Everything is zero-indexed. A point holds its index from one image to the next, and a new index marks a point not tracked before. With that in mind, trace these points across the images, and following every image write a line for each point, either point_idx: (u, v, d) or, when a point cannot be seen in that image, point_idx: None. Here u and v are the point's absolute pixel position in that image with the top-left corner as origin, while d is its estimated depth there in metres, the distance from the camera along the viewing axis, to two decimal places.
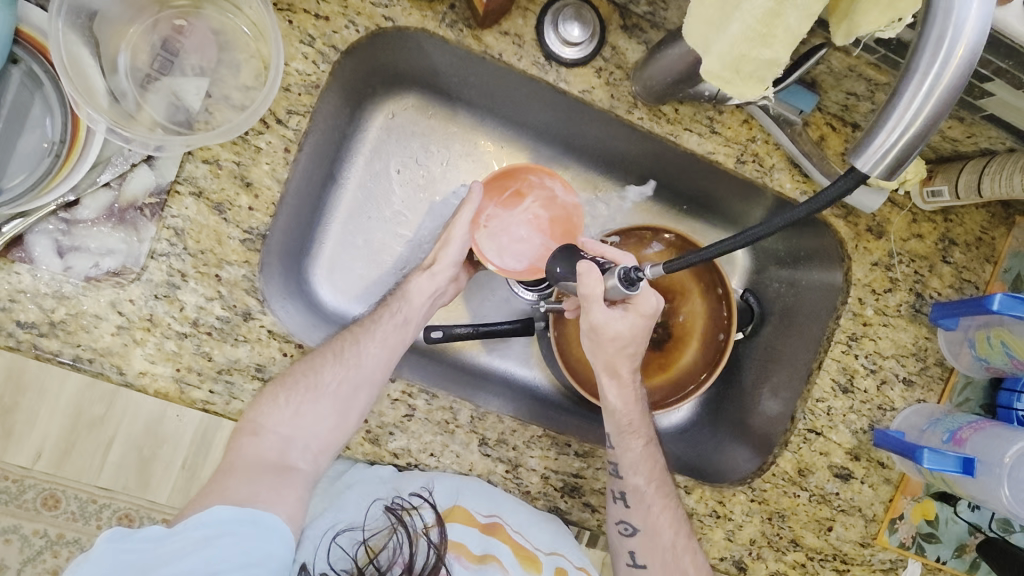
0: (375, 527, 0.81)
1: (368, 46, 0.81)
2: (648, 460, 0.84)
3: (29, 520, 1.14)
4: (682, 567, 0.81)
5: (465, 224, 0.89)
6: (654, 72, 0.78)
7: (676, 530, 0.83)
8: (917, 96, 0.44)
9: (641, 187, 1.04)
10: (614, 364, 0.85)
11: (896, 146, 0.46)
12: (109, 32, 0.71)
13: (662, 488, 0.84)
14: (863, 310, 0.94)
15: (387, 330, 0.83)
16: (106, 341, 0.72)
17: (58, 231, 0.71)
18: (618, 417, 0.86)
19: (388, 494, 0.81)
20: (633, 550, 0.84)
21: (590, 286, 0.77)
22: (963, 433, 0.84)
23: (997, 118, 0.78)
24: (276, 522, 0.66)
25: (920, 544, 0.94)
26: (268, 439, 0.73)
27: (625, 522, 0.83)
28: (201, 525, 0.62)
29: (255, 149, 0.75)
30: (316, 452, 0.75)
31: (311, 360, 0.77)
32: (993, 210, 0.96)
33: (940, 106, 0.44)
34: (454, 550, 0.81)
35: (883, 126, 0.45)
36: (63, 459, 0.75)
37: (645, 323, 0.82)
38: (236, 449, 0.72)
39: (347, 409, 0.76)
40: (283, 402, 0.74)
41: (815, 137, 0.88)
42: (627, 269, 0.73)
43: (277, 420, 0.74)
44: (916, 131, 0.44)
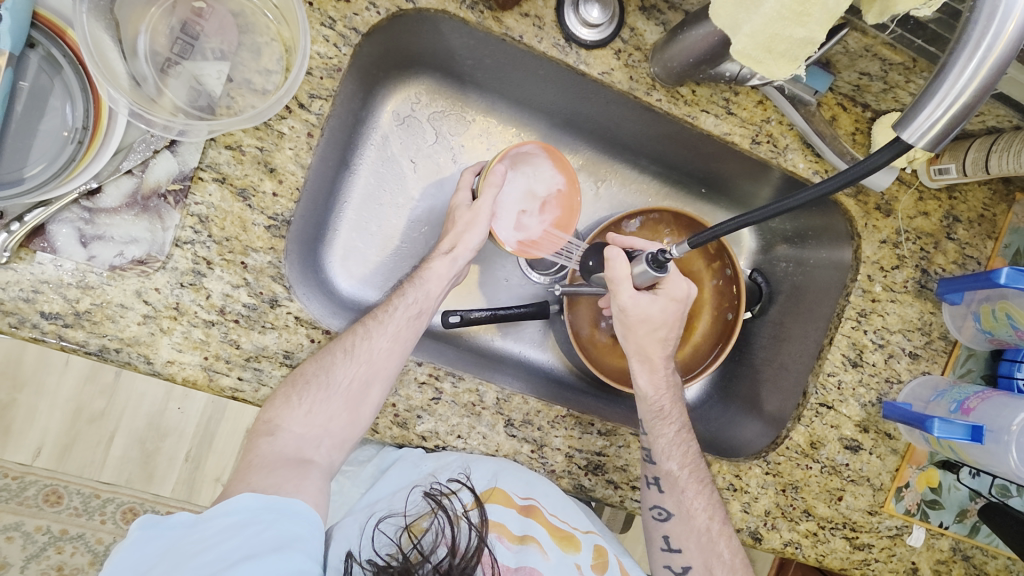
0: (415, 513, 0.79)
1: (387, 28, 0.80)
2: (680, 445, 0.86)
3: (34, 516, 1.43)
4: (717, 549, 0.83)
5: (489, 209, 0.86)
6: (674, 53, 0.78)
7: (710, 514, 0.84)
8: (966, 69, 0.46)
9: (652, 169, 1.06)
10: (646, 350, 0.88)
11: (943, 119, 0.47)
12: (128, 14, 0.70)
13: (696, 473, 0.85)
14: (872, 287, 0.97)
15: (400, 321, 0.79)
16: (132, 330, 0.71)
17: (82, 219, 0.70)
18: (649, 402, 0.88)
19: (426, 480, 0.80)
20: (667, 535, 0.85)
21: (618, 269, 0.82)
22: (970, 403, 0.87)
23: (1006, 96, 0.81)
24: (303, 507, 0.63)
25: (924, 510, 0.98)
26: (282, 438, 0.71)
27: (659, 507, 0.85)
28: (228, 513, 0.60)
29: (278, 134, 0.75)
30: (330, 448, 0.73)
31: (321, 358, 0.74)
32: (993, 187, 0.99)
33: (989, 80, 0.46)
34: (496, 530, 0.80)
35: (932, 99, 0.47)
36: (62, 455, 1.38)
37: (676, 307, 0.86)
38: (254, 450, 0.70)
39: (357, 404, 0.74)
40: (295, 403, 0.72)
41: (827, 117, 0.89)
42: (655, 253, 0.77)
43: (291, 419, 0.72)
44: (964, 103, 0.46)
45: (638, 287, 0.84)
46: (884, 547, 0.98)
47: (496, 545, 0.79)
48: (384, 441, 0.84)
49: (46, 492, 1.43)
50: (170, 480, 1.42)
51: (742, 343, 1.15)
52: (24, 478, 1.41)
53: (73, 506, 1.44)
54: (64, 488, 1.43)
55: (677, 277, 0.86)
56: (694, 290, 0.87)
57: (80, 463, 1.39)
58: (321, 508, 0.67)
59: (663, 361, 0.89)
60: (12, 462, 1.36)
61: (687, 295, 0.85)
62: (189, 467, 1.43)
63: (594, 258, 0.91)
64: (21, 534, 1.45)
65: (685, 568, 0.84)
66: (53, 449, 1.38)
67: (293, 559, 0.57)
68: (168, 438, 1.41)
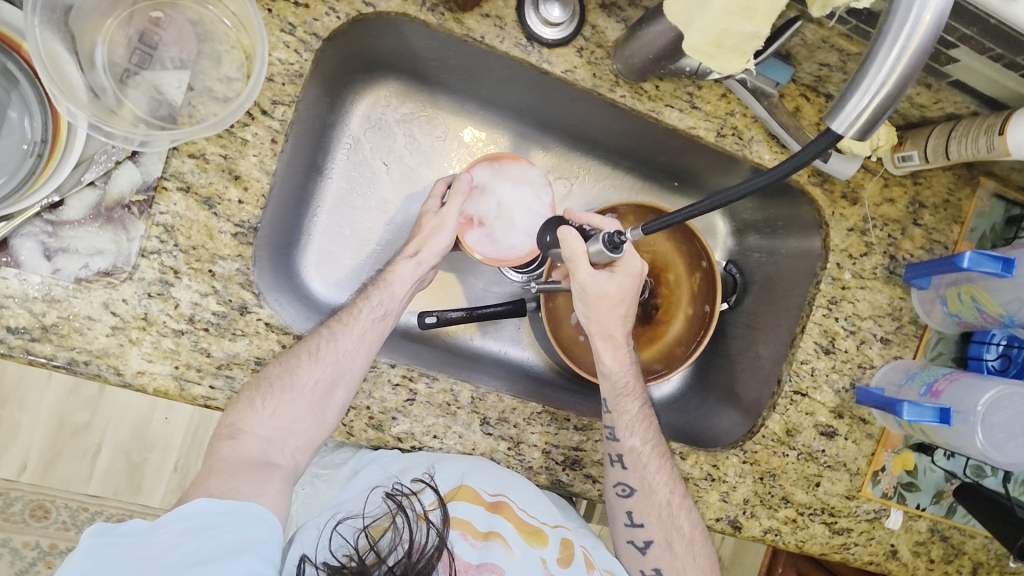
0: (374, 514, 0.80)
1: (348, 32, 0.81)
2: (643, 422, 0.88)
3: (18, 532, 1.40)
4: (678, 523, 0.85)
5: (456, 214, 0.87)
6: (635, 49, 0.79)
7: (670, 488, 0.86)
8: (890, 57, 0.47)
9: (623, 165, 1.06)
10: (609, 329, 0.89)
11: (869, 109, 0.49)
12: (84, 25, 0.70)
13: (658, 448, 0.87)
14: (841, 275, 0.98)
15: (364, 322, 0.80)
16: (101, 342, 0.71)
17: (44, 232, 0.69)
18: (612, 379, 0.89)
19: (389, 481, 0.81)
20: (631, 511, 0.86)
21: (574, 246, 0.80)
22: (939, 385, 0.88)
23: (962, 83, 0.82)
24: (263, 509, 0.63)
25: (902, 493, 1.00)
26: (246, 441, 0.71)
27: (623, 483, 0.86)
28: (181, 518, 0.59)
29: (242, 141, 0.75)
30: (295, 449, 0.74)
31: (285, 360, 0.74)
32: (957, 171, 1.01)
33: (910, 70, 0.47)
34: (460, 527, 0.80)
35: (857, 89, 0.48)
36: (48, 469, 1.39)
37: (632, 282, 0.87)
38: (215, 453, 0.70)
39: (322, 406, 0.75)
40: (259, 406, 0.72)
41: (790, 108, 0.91)
42: (611, 234, 0.77)
43: (255, 422, 0.72)
44: (888, 91, 0.48)
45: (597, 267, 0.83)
46: (863, 531, 1.00)
47: (459, 542, 0.78)
48: (359, 443, 0.84)
49: (33, 507, 1.40)
50: (158, 491, 1.43)
51: (719, 335, 1.16)
52: (9, 494, 1.39)
53: (60, 521, 1.41)
54: (50, 502, 1.41)
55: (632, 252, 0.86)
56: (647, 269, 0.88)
57: (65, 476, 1.40)
58: (282, 510, 0.67)
59: (624, 339, 0.90)
60: None
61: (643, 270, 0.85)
62: (177, 477, 1.43)
63: (552, 233, 0.82)
64: (8, 550, 1.41)
65: (647, 542, 0.87)
66: (38, 463, 1.39)
67: (247, 562, 0.57)
68: (154, 449, 1.42)
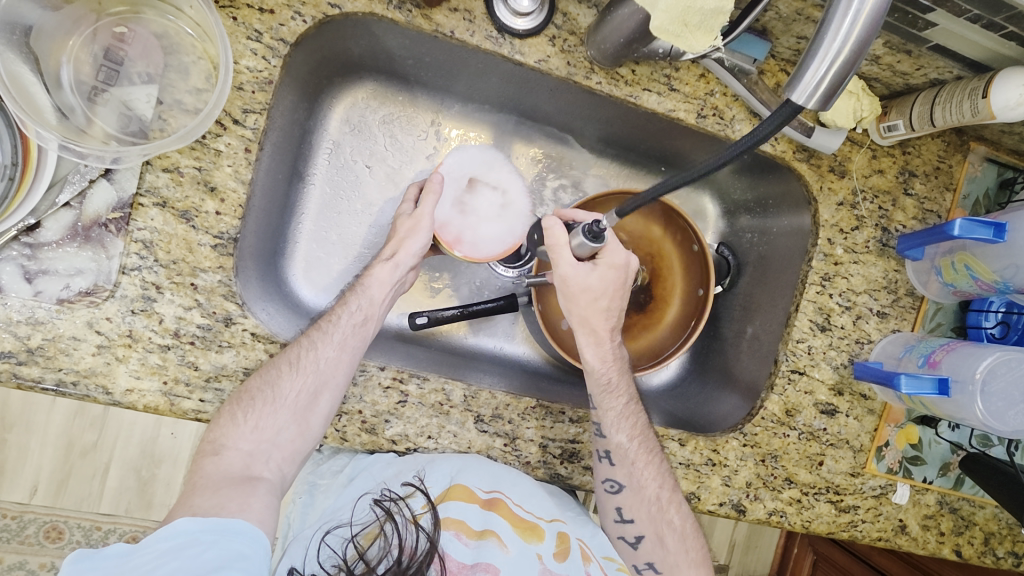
0: (362, 522, 0.80)
1: (318, 35, 0.80)
2: (629, 418, 0.86)
3: (35, 553, 1.41)
4: (668, 518, 0.84)
5: (431, 214, 0.85)
6: (606, 34, 0.78)
7: (660, 484, 0.85)
8: (844, 23, 0.51)
9: (610, 152, 1.05)
10: (591, 322, 0.86)
11: (829, 76, 0.53)
12: (48, 45, 0.70)
13: (645, 444, 0.86)
14: (833, 250, 0.97)
15: (348, 331, 0.79)
16: (88, 362, 0.71)
17: (23, 255, 0.70)
18: (597, 376, 0.87)
19: (377, 488, 0.82)
20: (620, 507, 0.86)
21: (557, 236, 0.81)
22: (936, 355, 0.87)
23: (943, 47, 0.80)
24: (246, 526, 0.64)
25: (907, 467, 0.98)
26: (228, 456, 0.71)
27: (611, 479, 0.85)
28: (165, 538, 0.59)
29: (215, 152, 0.75)
30: (280, 461, 0.74)
31: (266, 372, 0.74)
32: (948, 138, 0.99)
33: (866, 34, 0.52)
34: (454, 527, 0.82)
35: (814, 59, 0.53)
36: (61, 490, 1.41)
37: (615, 275, 0.85)
38: (198, 471, 0.70)
39: (305, 415, 0.74)
40: (241, 420, 0.72)
41: (771, 85, 0.89)
42: (590, 223, 0.76)
43: (237, 437, 0.72)
44: (844, 59, 0.52)
45: (581, 258, 0.82)
46: (870, 508, 0.99)
47: (452, 542, 0.80)
48: (354, 448, 0.84)
49: (47, 529, 1.41)
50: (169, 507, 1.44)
51: (716, 318, 1.14)
52: (22, 517, 1.40)
53: (73, 540, 1.42)
54: (64, 523, 1.41)
55: (614, 245, 0.84)
56: (634, 261, 0.86)
57: (78, 496, 1.41)
58: (267, 524, 0.67)
59: (607, 334, 0.87)
60: (9, 502, 1.39)
61: (626, 262, 0.83)
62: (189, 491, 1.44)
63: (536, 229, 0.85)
64: (25, 573, 1.42)
65: (638, 538, 0.86)
66: (49, 485, 1.40)
67: None
68: (163, 464, 1.43)
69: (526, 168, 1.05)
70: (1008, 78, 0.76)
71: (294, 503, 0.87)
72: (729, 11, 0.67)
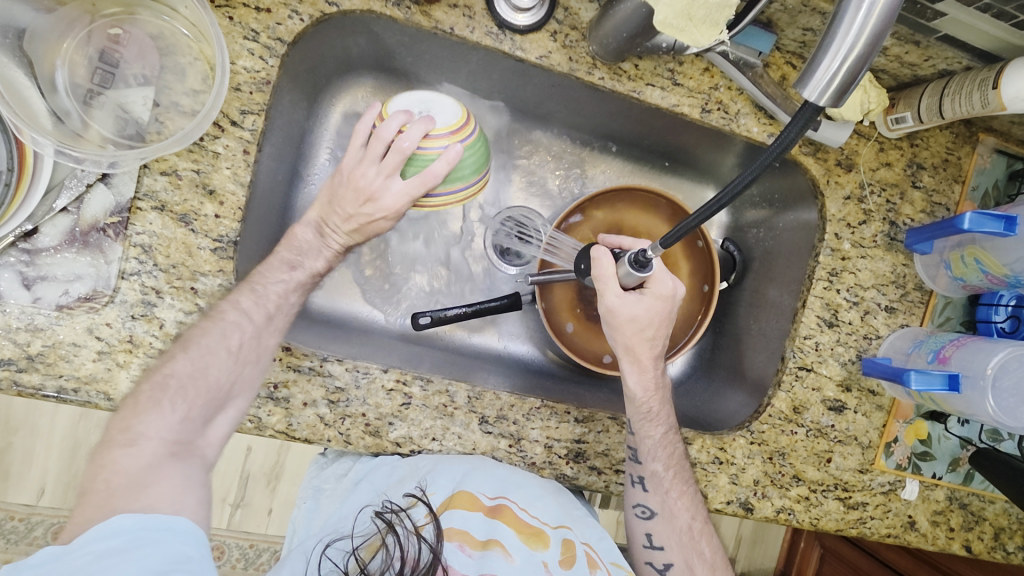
0: (363, 533, 0.77)
1: (316, 34, 0.79)
2: (666, 447, 0.86)
3: None
4: (699, 548, 0.86)
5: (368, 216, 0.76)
6: (609, 29, 0.76)
7: (692, 513, 0.86)
8: (857, 17, 0.51)
9: (612, 148, 1.04)
10: (634, 349, 0.85)
11: (842, 72, 0.52)
12: (42, 49, 0.69)
13: (680, 474, 0.86)
14: (841, 245, 0.96)
15: (289, 314, 0.77)
16: (88, 367, 0.70)
17: (21, 262, 0.69)
18: (636, 403, 0.86)
19: (378, 499, 0.80)
20: (650, 533, 0.87)
21: (604, 267, 0.80)
22: (946, 351, 0.86)
23: (952, 37, 0.79)
24: (190, 522, 0.60)
25: (916, 463, 0.98)
26: (145, 447, 0.63)
27: (643, 505, 0.87)
28: (99, 538, 0.55)
29: (213, 155, 0.74)
30: (205, 451, 0.69)
31: (199, 354, 0.69)
32: (956, 130, 0.97)
33: (878, 31, 0.51)
34: (458, 538, 0.76)
35: (827, 55, 0.52)
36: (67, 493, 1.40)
37: (662, 306, 0.82)
38: (109, 464, 0.61)
39: (226, 402, 0.70)
40: (166, 408, 0.66)
41: (776, 78, 0.88)
42: (637, 252, 0.76)
43: (159, 426, 0.65)
44: (858, 53, 0.51)
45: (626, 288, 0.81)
46: (879, 504, 0.98)
47: (456, 554, 0.75)
48: (358, 451, 0.83)
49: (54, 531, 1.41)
50: None
51: (722, 314, 1.13)
52: (29, 519, 1.40)
53: None
54: None
55: (663, 273, 0.82)
56: (681, 289, 0.83)
57: None
58: None
59: (649, 361, 0.86)
60: (15, 504, 1.39)
61: (675, 293, 0.80)
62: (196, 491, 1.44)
63: (587, 259, 0.83)
64: None
65: (666, 565, 0.87)
66: (55, 488, 1.40)
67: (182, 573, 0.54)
68: None
69: (528, 166, 1.04)
70: (1018, 67, 0.74)
71: (299, 508, 0.87)
72: (734, 4, 0.66)
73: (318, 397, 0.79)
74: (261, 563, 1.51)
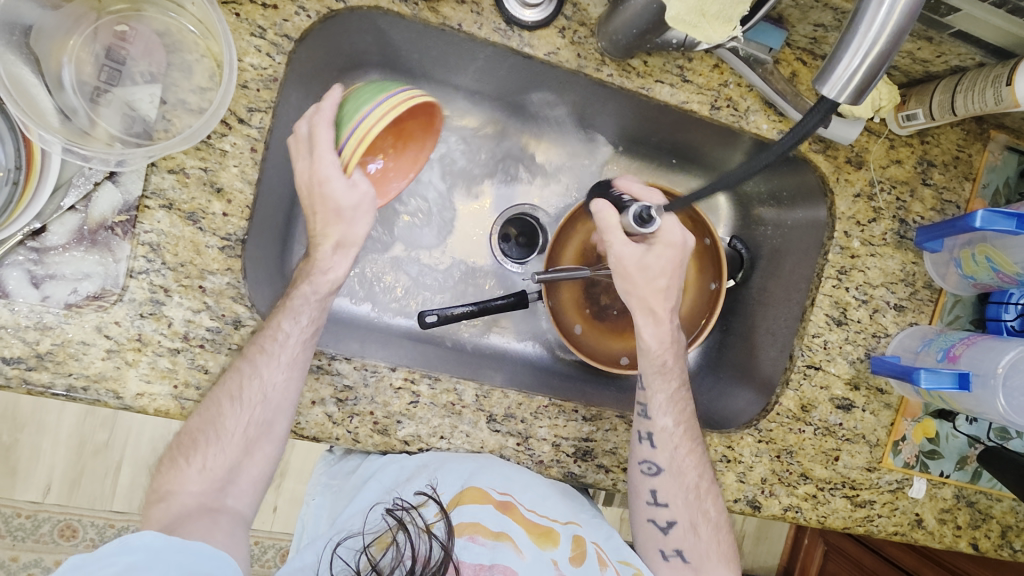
0: (374, 531, 0.78)
1: (323, 30, 0.78)
2: (677, 403, 0.87)
3: (50, 551, 1.41)
4: (704, 507, 0.84)
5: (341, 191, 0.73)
6: (618, 25, 0.76)
7: (700, 472, 0.85)
8: (879, 14, 0.51)
9: (620, 145, 1.03)
10: (650, 303, 0.86)
11: (860, 70, 0.53)
12: (48, 46, 0.69)
13: (690, 431, 0.86)
14: (850, 243, 0.95)
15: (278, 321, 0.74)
16: (97, 366, 0.70)
17: (30, 260, 0.69)
18: (652, 357, 0.87)
19: (388, 497, 0.79)
20: (655, 490, 0.85)
21: (608, 218, 0.83)
22: (956, 349, 0.85)
23: (965, 33, 0.78)
24: (209, 546, 0.63)
25: (924, 462, 0.97)
26: (177, 501, 0.69)
27: (650, 461, 0.84)
28: (124, 551, 0.59)
29: (221, 153, 0.74)
30: (249, 491, 0.73)
31: (206, 408, 0.71)
32: (967, 127, 0.96)
33: (900, 27, 0.52)
34: (469, 531, 0.76)
35: (847, 52, 0.53)
36: (74, 489, 1.41)
37: (673, 253, 0.84)
38: (149, 519, 0.68)
39: (252, 448, 0.73)
40: (187, 464, 0.71)
41: (786, 74, 0.87)
42: (641, 207, 0.81)
43: (186, 480, 0.70)
44: (877, 52, 0.52)
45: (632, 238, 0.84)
46: (886, 502, 0.97)
47: (467, 547, 0.75)
48: (366, 449, 0.83)
49: (61, 527, 1.41)
50: None
51: (729, 311, 1.12)
52: (37, 515, 1.40)
53: (88, 538, 1.42)
54: (78, 521, 1.42)
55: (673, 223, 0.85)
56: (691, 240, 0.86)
57: (90, 495, 1.42)
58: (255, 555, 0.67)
59: (666, 315, 0.87)
60: (22, 500, 1.40)
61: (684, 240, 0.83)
62: None
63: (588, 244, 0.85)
64: (41, 569, 1.42)
65: (669, 523, 0.85)
66: (62, 484, 1.41)
67: None
68: None
69: (535, 163, 1.03)
70: None
71: (307, 506, 0.86)
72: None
73: (326, 396, 0.79)
74: (267, 559, 1.52)
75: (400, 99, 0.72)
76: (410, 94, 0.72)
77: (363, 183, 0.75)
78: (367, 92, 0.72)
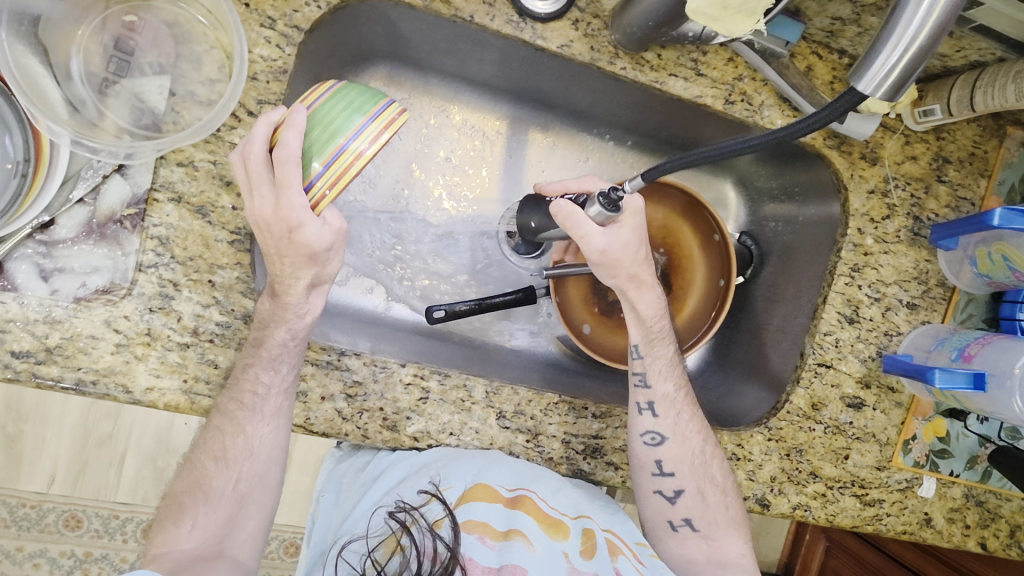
0: (379, 533, 0.76)
1: (333, 20, 0.77)
2: (674, 368, 0.88)
3: (55, 542, 1.41)
4: (710, 472, 0.84)
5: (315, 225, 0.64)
6: (633, 17, 0.74)
7: (703, 437, 0.86)
8: (918, 10, 0.54)
9: (630, 139, 1.02)
10: (636, 273, 0.84)
11: (896, 66, 0.56)
12: (56, 36, 0.68)
13: (689, 397, 0.88)
14: (863, 240, 0.94)
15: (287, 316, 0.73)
16: (106, 360, 0.70)
17: (39, 253, 0.69)
18: (647, 325, 0.87)
19: (389, 498, 0.78)
20: (661, 459, 0.84)
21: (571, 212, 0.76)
22: (971, 349, 0.85)
23: (986, 28, 0.76)
24: None
25: (934, 461, 0.97)
26: (171, 558, 0.69)
27: (654, 431, 0.84)
28: None
29: (230, 145, 0.73)
30: (244, 540, 0.74)
31: (193, 471, 0.74)
32: (983, 122, 0.95)
33: (939, 23, 0.54)
34: (478, 531, 0.76)
35: (886, 47, 0.56)
36: (79, 480, 1.41)
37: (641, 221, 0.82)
38: None
39: (244, 501, 0.75)
40: (177, 523, 0.71)
41: (802, 68, 0.86)
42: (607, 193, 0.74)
43: (177, 540, 0.70)
44: (915, 48, 0.55)
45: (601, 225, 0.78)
46: (895, 501, 0.97)
47: (476, 546, 0.74)
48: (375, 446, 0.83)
49: (66, 517, 1.41)
50: None
51: (738, 308, 1.11)
52: (42, 505, 1.40)
53: (93, 529, 1.42)
54: (83, 512, 1.42)
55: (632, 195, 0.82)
56: None
57: (94, 485, 1.42)
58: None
59: (653, 280, 0.87)
60: (28, 491, 1.40)
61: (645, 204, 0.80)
62: None
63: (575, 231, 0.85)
64: (46, 560, 1.41)
65: (677, 492, 0.85)
66: (66, 475, 1.41)
67: None
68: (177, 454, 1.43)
69: (544, 157, 1.02)
70: None
71: (317, 503, 0.85)
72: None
73: (335, 391, 0.78)
74: (271, 551, 1.52)
75: (376, 117, 0.62)
76: (392, 113, 0.62)
77: (335, 218, 0.67)
78: (339, 112, 0.61)
